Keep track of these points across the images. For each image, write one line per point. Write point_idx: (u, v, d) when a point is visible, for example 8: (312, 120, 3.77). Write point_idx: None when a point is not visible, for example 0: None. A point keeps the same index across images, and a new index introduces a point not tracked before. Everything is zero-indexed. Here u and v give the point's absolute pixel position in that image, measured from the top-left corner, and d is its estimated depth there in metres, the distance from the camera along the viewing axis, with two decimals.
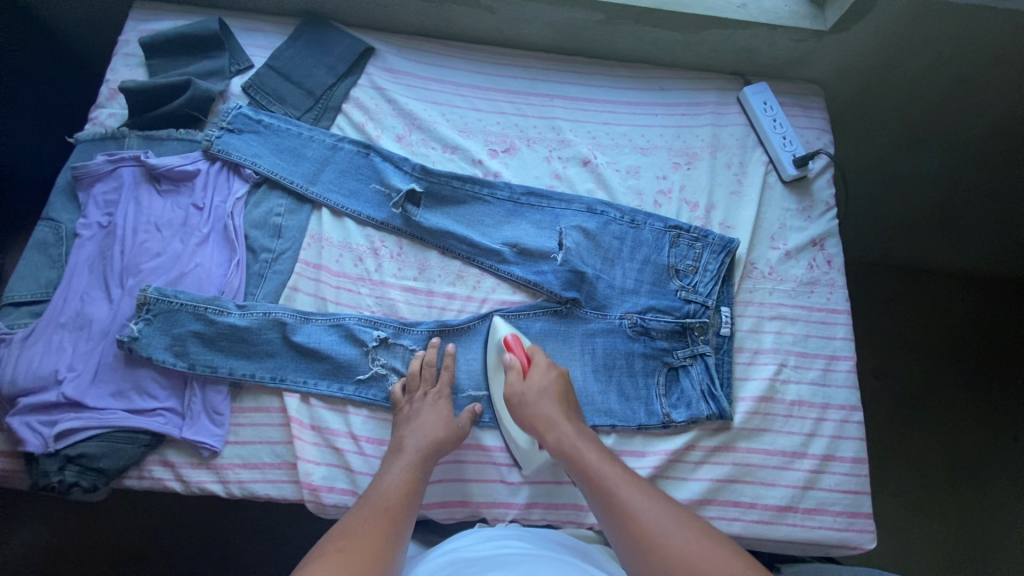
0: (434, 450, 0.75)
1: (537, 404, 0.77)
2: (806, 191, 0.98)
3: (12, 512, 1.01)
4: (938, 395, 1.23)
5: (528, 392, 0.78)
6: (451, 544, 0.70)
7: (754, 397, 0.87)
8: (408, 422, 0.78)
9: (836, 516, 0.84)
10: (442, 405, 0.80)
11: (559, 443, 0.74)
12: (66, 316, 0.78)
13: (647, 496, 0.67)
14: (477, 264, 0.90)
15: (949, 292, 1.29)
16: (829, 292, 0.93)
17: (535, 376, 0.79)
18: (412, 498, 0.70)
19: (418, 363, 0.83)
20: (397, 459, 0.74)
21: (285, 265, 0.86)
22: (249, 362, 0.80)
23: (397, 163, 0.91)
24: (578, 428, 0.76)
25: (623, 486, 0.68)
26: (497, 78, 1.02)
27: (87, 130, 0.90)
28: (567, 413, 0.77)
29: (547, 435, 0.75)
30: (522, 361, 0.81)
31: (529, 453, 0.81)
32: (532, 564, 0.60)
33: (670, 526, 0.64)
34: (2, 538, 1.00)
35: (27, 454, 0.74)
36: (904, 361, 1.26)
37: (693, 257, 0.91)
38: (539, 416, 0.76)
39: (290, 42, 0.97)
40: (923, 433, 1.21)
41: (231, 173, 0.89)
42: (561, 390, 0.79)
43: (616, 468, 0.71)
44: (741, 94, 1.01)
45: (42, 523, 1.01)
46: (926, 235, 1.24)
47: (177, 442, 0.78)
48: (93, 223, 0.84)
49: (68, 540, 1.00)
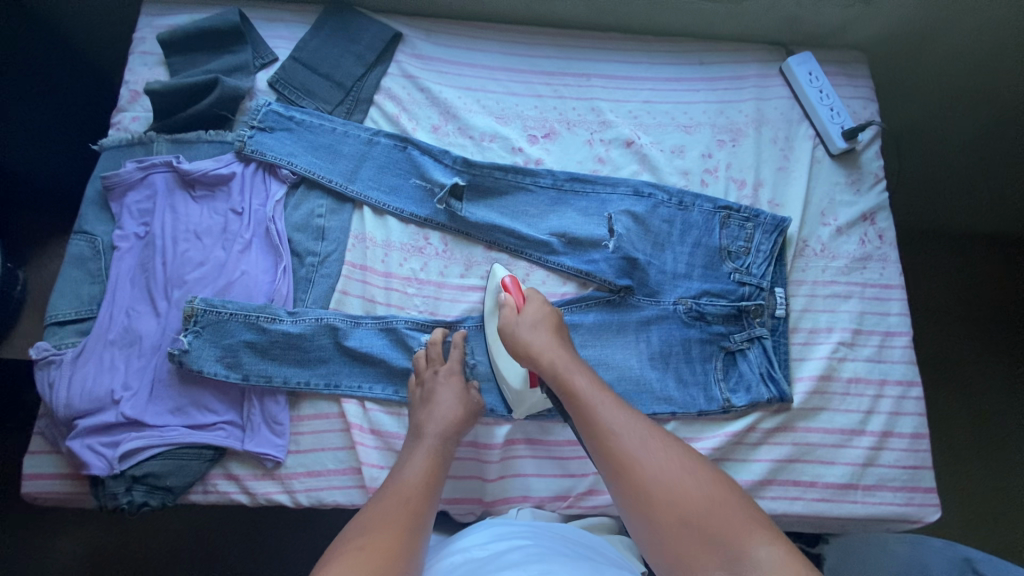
0: (454, 431, 0.74)
1: (530, 335, 0.74)
2: (854, 163, 0.95)
3: (54, 517, 1.02)
4: (967, 366, 1.20)
5: (521, 323, 0.76)
6: (464, 543, 0.68)
7: (813, 377, 0.86)
8: (424, 405, 0.75)
9: (896, 491, 0.83)
10: (454, 381, 0.77)
11: (552, 366, 0.71)
12: (115, 333, 0.76)
13: (639, 426, 0.65)
14: (526, 256, 0.88)
15: (999, 254, 1.24)
16: (882, 267, 0.91)
17: (528, 310, 0.77)
18: (435, 485, 0.68)
19: (424, 349, 0.80)
20: (417, 446, 0.72)
21: (332, 268, 0.84)
22: (303, 369, 0.78)
23: (437, 156, 0.88)
24: (571, 355, 0.73)
25: (613, 410, 0.66)
26: (532, 58, 0.98)
27: (112, 137, 0.86)
28: (560, 344, 0.74)
29: (539, 360, 0.72)
30: (516, 300, 0.79)
31: (523, 393, 0.80)
32: (547, 563, 0.58)
33: (657, 456, 0.62)
34: (43, 543, 1.01)
35: (91, 477, 0.73)
36: (940, 331, 1.21)
37: (744, 237, 0.89)
38: (532, 345, 0.73)
39: (315, 32, 0.92)
40: (955, 409, 1.18)
41: (267, 175, 0.86)
42: (556, 324, 0.77)
43: (608, 395, 0.69)
44: (784, 64, 0.98)
45: (85, 527, 1.02)
46: (957, 197, 1.21)
47: (239, 455, 0.77)
48: (130, 234, 0.81)
49: (108, 542, 1.02)
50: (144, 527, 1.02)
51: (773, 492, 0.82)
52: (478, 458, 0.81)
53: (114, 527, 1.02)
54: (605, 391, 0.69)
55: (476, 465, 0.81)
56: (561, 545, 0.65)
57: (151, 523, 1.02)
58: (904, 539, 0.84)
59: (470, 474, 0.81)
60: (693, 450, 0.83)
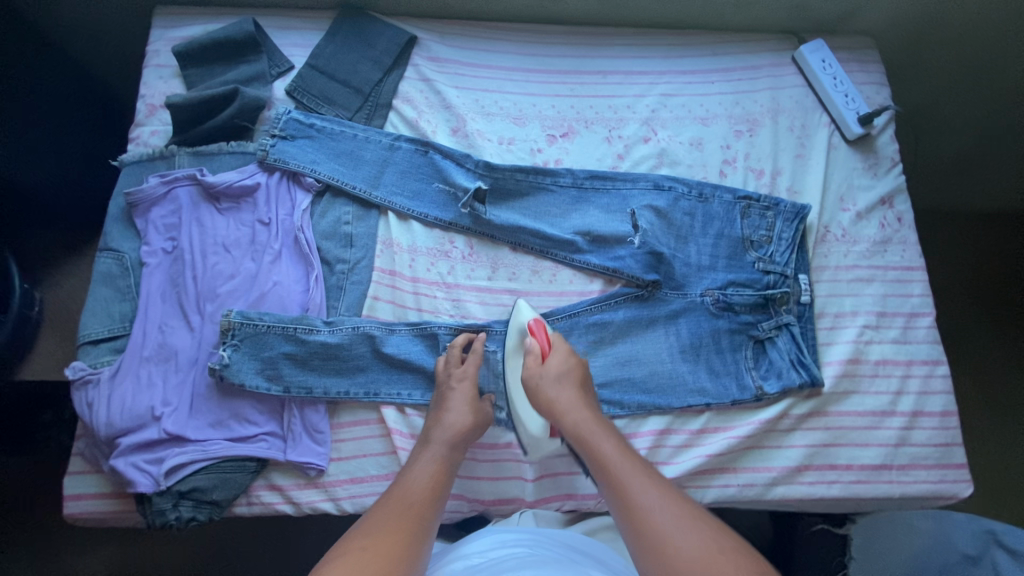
0: (460, 440, 0.72)
1: (554, 390, 0.73)
2: (870, 147, 0.96)
3: (81, 536, 1.03)
4: (981, 341, 1.22)
5: (545, 376, 0.74)
6: (467, 547, 0.68)
7: (841, 361, 0.86)
8: (436, 410, 0.75)
9: (929, 469, 0.85)
10: (467, 386, 0.76)
11: (576, 429, 0.70)
12: (150, 349, 0.76)
13: (666, 494, 0.62)
14: (552, 256, 0.88)
15: (1005, 233, 1.25)
16: (902, 249, 0.93)
17: (552, 360, 0.75)
18: (439, 493, 0.66)
19: (444, 360, 0.79)
20: (424, 452, 0.70)
21: (362, 275, 0.84)
22: (341, 378, 0.78)
23: (459, 159, 0.88)
24: (595, 416, 0.72)
25: (636, 477, 0.64)
26: (546, 57, 0.98)
27: (132, 152, 0.85)
28: (585, 402, 0.73)
29: (564, 419, 0.71)
30: (542, 345, 0.77)
31: (540, 439, 0.78)
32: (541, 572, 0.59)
33: (680, 525, 0.59)
34: (69, 564, 1.02)
35: (136, 494, 0.72)
36: (952, 310, 1.24)
37: (766, 227, 0.89)
38: (556, 402, 0.72)
39: (330, 39, 0.92)
40: (971, 386, 1.20)
41: (291, 184, 0.86)
42: (581, 377, 0.75)
43: (633, 458, 0.66)
44: (796, 53, 0.99)
45: (111, 544, 1.03)
46: (958, 179, 1.24)
47: (281, 465, 0.77)
48: (157, 249, 0.81)
49: (144, 559, 1.03)
50: (169, 541, 1.03)
51: (809, 477, 0.83)
52: (517, 458, 0.82)
53: (149, 543, 1.03)
54: (632, 456, 0.67)
55: (515, 465, 0.82)
56: (564, 557, 0.65)
57: (184, 538, 1.03)
58: (929, 515, 0.91)
59: (511, 474, 0.81)
60: (725, 438, 0.83)
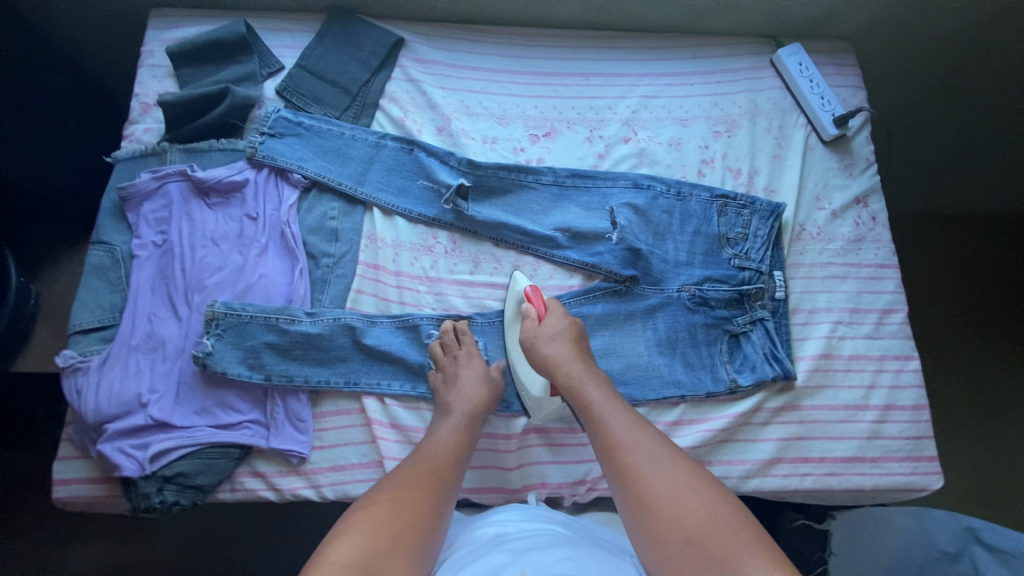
0: (478, 411, 0.76)
1: (548, 348, 0.77)
2: (846, 149, 0.99)
3: (73, 531, 1.05)
4: (960, 343, 1.23)
5: (540, 335, 0.78)
6: (498, 516, 0.72)
7: (814, 355, 0.88)
8: (448, 387, 0.78)
9: (901, 462, 0.87)
10: (476, 363, 0.80)
11: (568, 383, 0.74)
12: (138, 339, 0.78)
13: (648, 441, 0.68)
14: (533, 251, 0.90)
15: (982, 236, 1.26)
16: (876, 247, 0.95)
17: (548, 322, 0.79)
18: (460, 460, 0.71)
19: (438, 343, 0.82)
20: (444, 421, 0.75)
21: (346, 268, 0.86)
22: (323, 368, 0.80)
23: (442, 157, 0.90)
24: (589, 368, 0.76)
25: (624, 428, 0.69)
26: (531, 60, 1.01)
27: (126, 148, 0.88)
28: (579, 355, 0.77)
29: (557, 374, 0.76)
30: (538, 310, 0.81)
31: (541, 401, 0.81)
32: (569, 550, 0.61)
33: (661, 472, 0.65)
34: (63, 556, 1.04)
35: (122, 479, 0.74)
36: (929, 311, 1.25)
37: (742, 224, 0.91)
38: (551, 358, 0.76)
39: (319, 41, 0.95)
40: (948, 386, 1.22)
41: (279, 180, 0.88)
42: (576, 335, 0.79)
43: (622, 410, 0.71)
44: (775, 57, 1.01)
45: (103, 538, 1.05)
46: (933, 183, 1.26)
47: (265, 453, 0.79)
48: (148, 243, 0.83)
49: (136, 553, 1.04)
50: (160, 533, 1.05)
51: (783, 469, 0.85)
52: (495, 449, 0.83)
53: (132, 535, 1.05)
54: (620, 405, 0.72)
55: (493, 455, 0.83)
56: (589, 541, 0.66)
57: (175, 530, 1.05)
58: (907, 511, 0.91)
59: (489, 464, 0.83)
60: (699, 431, 0.85)
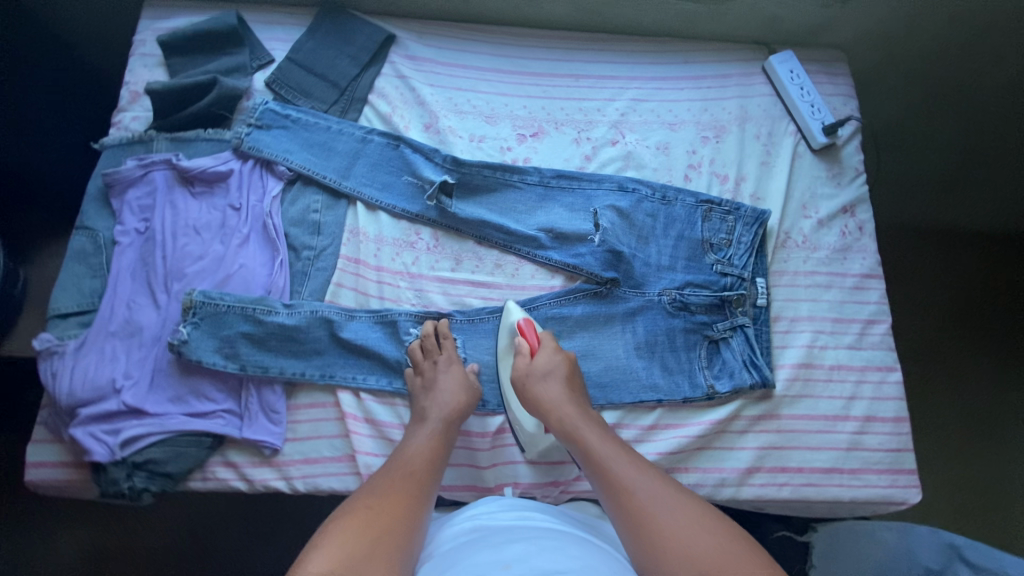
0: (456, 416, 0.76)
1: (542, 388, 0.76)
2: (835, 158, 0.98)
3: (51, 519, 1.04)
4: (948, 359, 1.23)
5: (533, 374, 0.77)
6: (473, 511, 0.72)
7: (794, 364, 0.88)
8: (426, 392, 0.78)
9: (880, 474, 0.86)
10: (455, 369, 0.80)
11: (563, 425, 0.73)
12: (116, 325, 0.78)
13: (649, 478, 0.67)
14: (515, 251, 0.90)
15: (968, 251, 1.26)
16: (862, 258, 0.94)
17: (540, 358, 0.78)
18: (438, 463, 0.71)
19: (419, 342, 0.82)
20: (421, 428, 0.74)
21: (328, 261, 0.86)
22: (298, 360, 0.80)
23: (427, 154, 0.90)
24: (582, 409, 0.75)
25: (622, 466, 0.68)
26: (522, 60, 1.01)
27: (113, 136, 0.88)
28: (572, 396, 0.76)
29: (552, 417, 0.74)
30: (531, 344, 0.81)
31: (535, 436, 0.81)
32: (552, 539, 0.61)
33: (665, 507, 0.63)
34: (42, 543, 1.03)
35: (93, 464, 0.74)
36: (912, 324, 1.25)
37: (726, 230, 0.91)
38: (544, 399, 0.75)
39: (310, 35, 0.95)
40: (933, 400, 1.21)
41: (264, 172, 0.88)
42: (568, 372, 0.78)
43: (618, 448, 0.71)
44: (766, 64, 1.01)
45: (80, 527, 1.04)
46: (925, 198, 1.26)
47: (238, 442, 0.79)
48: (130, 230, 0.84)
49: (112, 542, 1.04)
50: (137, 522, 1.04)
51: (759, 478, 0.84)
52: (469, 447, 0.83)
53: (109, 525, 1.04)
54: (616, 444, 0.72)
55: (467, 453, 0.83)
56: (571, 528, 0.67)
57: (152, 520, 1.05)
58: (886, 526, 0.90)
59: (462, 462, 0.82)
60: (676, 437, 0.84)
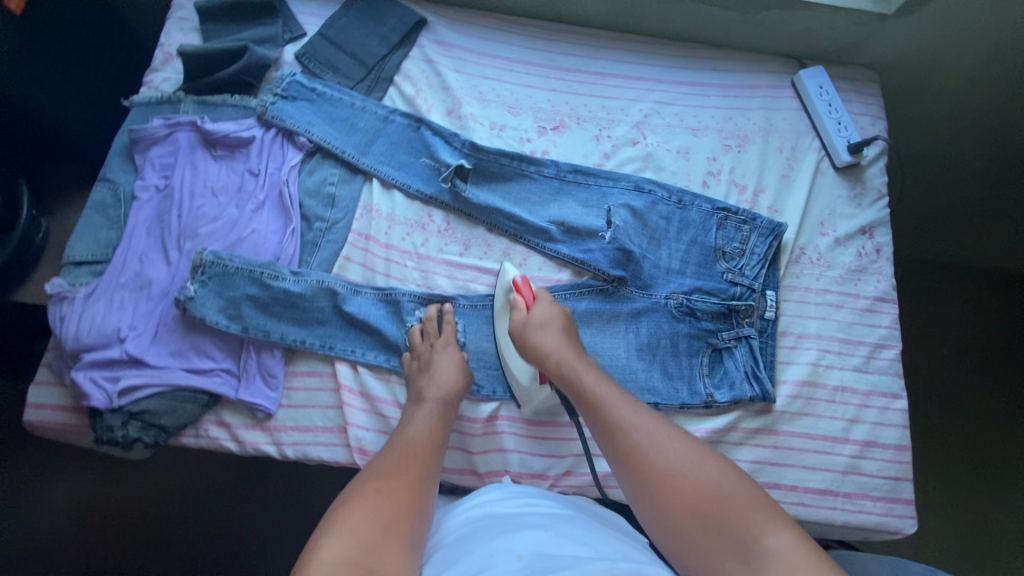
0: (453, 399, 0.75)
1: (539, 336, 0.76)
2: (858, 177, 0.97)
3: (50, 467, 1.06)
4: (955, 396, 1.21)
5: (531, 322, 0.78)
6: (476, 498, 0.70)
7: (797, 381, 0.86)
8: (423, 373, 0.77)
9: (876, 501, 0.84)
10: (452, 352, 0.79)
11: (559, 369, 0.74)
12: (127, 276, 0.80)
13: (643, 418, 0.67)
14: (524, 241, 0.90)
15: (981, 286, 1.26)
16: (877, 280, 0.92)
17: (537, 310, 0.79)
18: (439, 445, 0.69)
19: (421, 325, 0.83)
20: (418, 409, 0.73)
21: (338, 235, 0.87)
22: (301, 328, 0.81)
23: (447, 137, 0.90)
24: (578, 354, 0.76)
25: (618, 407, 0.68)
26: (550, 54, 1.01)
27: (144, 94, 0.90)
28: (569, 343, 0.77)
29: (548, 362, 0.75)
30: (527, 300, 0.81)
31: (530, 390, 0.82)
32: (564, 526, 0.60)
33: (659, 443, 0.64)
34: (37, 490, 1.05)
35: (90, 409, 0.76)
36: (920, 358, 1.24)
37: (740, 239, 0.90)
38: (542, 345, 0.76)
39: (343, 12, 0.96)
40: (937, 437, 1.19)
41: (285, 142, 0.90)
42: (565, 324, 0.79)
43: (614, 392, 0.71)
44: (796, 77, 1.00)
45: (73, 478, 1.06)
46: (942, 231, 1.25)
47: (232, 403, 0.80)
48: (150, 186, 0.85)
49: (102, 497, 1.05)
50: (130, 478, 1.06)
51: None
52: (461, 431, 0.83)
53: (103, 478, 1.06)
54: (612, 388, 0.72)
55: (457, 437, 0.83)
56: (581, 515, 0.66)
57: (144, 476, 1.06)
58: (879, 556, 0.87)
59: (452, 445, 0.82)
60: None
